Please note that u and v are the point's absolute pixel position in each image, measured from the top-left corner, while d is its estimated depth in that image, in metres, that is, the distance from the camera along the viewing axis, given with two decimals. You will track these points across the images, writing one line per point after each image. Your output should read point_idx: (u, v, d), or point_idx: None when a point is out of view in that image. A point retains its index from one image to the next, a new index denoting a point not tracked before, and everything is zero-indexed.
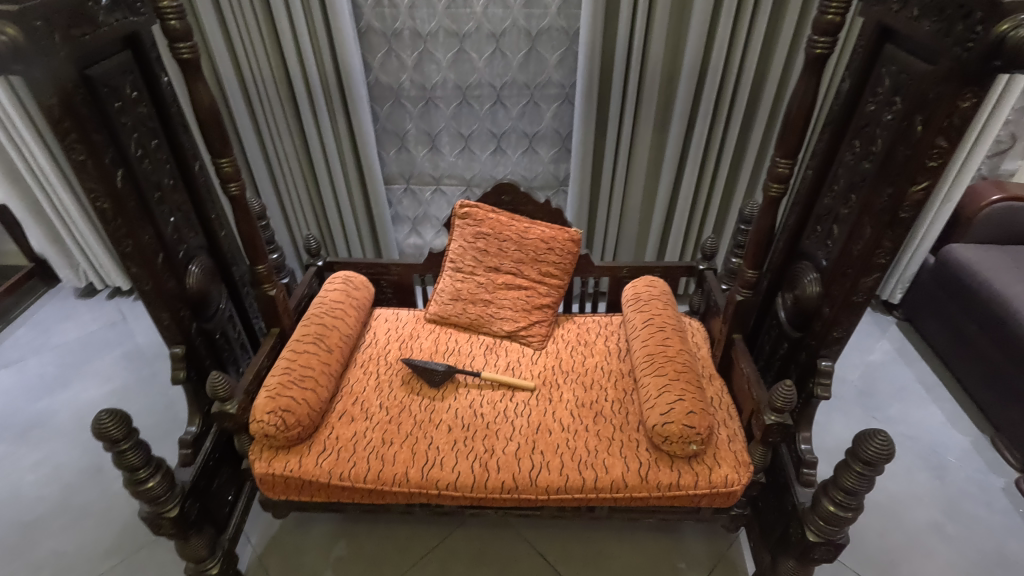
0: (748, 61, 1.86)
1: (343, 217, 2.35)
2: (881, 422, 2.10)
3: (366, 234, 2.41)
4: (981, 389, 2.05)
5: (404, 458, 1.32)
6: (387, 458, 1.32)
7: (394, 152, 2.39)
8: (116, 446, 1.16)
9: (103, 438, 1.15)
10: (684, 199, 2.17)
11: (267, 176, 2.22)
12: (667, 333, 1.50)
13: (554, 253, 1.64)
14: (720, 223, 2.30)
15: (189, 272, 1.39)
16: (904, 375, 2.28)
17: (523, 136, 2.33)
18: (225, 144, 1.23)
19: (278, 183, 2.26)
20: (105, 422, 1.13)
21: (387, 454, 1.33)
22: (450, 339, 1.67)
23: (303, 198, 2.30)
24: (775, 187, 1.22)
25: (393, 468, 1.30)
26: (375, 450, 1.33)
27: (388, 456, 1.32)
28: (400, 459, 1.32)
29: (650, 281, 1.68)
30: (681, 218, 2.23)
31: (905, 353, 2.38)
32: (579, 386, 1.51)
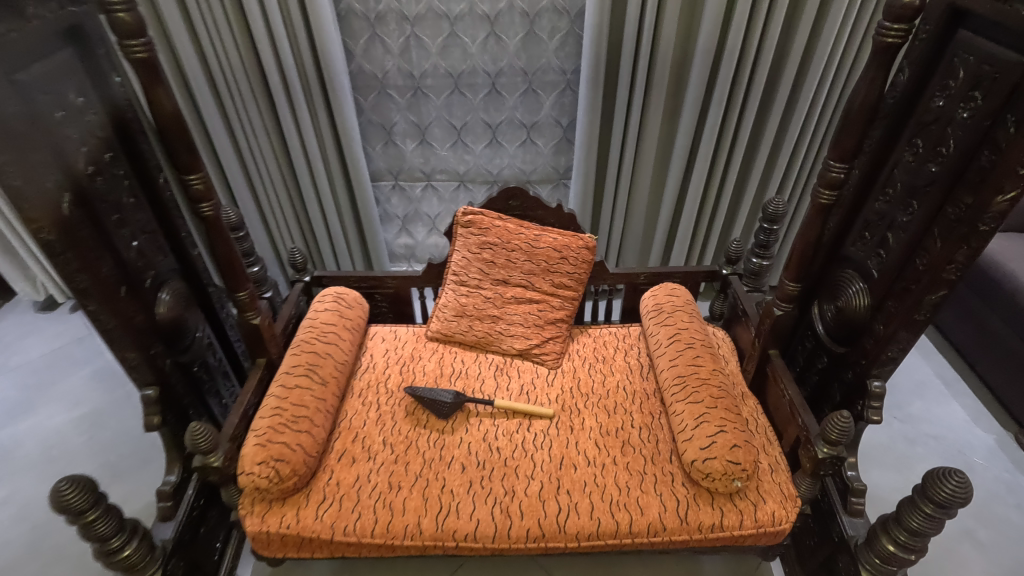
0: (768, 43, 1.70)
1: (328, 220, 2.16)
2: (903, 422, 2.02)
3: (353, 236, 2.23)
4: (1006, 386, 1.98)
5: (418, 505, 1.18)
6: (399, 505, 1.18)
7: (380, 147, 2.19)
8: (82, 517, 1.00)
9: (66, 511, 0.98)
10: (695, 194, 2.02)
11: (243, 178, 2.01)
12: (697, 351, 1.36)
13: (568, 262, 1.49)
14: (730, 217, 2.16)
15: (160, 300, 1.22)
16: (922, 370, 2.20)
17: (521, 127, 2.15)
18: (193, 158, 1.04)
19: (256, 185, 2.06)
20: (66, 492, 0.97)
21: (399, 502, 1.18)
22: (456, 360, 1.52)
23: (283, 201, 2.10)
24: (826, 193, 1.08)
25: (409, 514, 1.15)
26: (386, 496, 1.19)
27: (401, 502, 1.18)
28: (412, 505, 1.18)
29: (672, 289, 1.55)
30: (690, 215, 2.07)
31: (921, 346, 2.30)
32: (601, 410, 1.38)
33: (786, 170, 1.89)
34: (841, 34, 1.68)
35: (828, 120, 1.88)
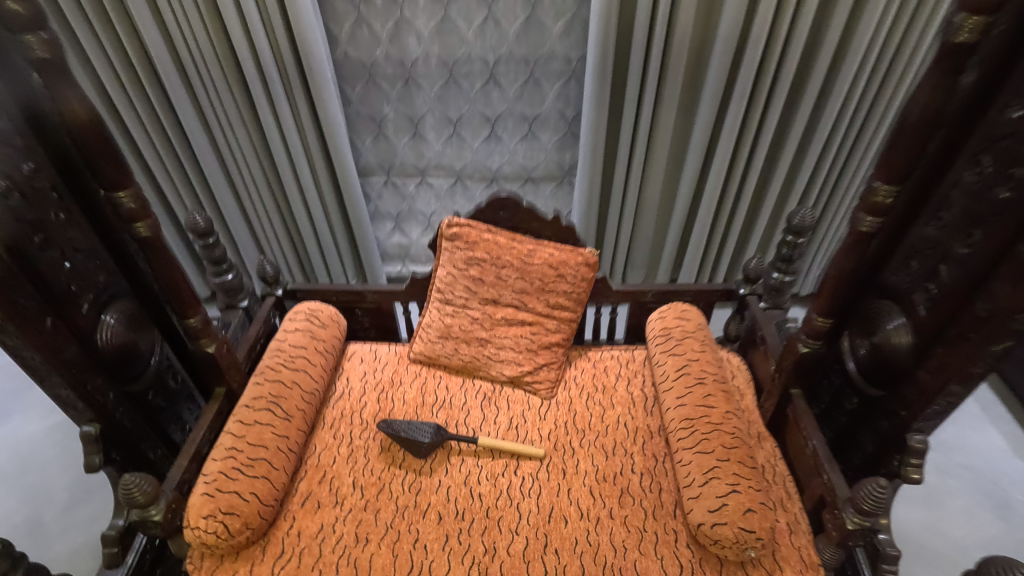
0: (801, 28, 1.47)
1: (314, 220, 1.99)
2: (934, 451, 1.84)
3: (342, 237, 2.07)
4: None
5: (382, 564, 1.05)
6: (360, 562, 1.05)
7: (370, 141, 2.03)
8: None
9: None
10: (711, 197, 1.81)
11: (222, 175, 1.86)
12: (709, 388, 1.20)
13: (565, 281, 1.33)
14: (750, 221, 1.95)
15: (103, 325, 1.08)
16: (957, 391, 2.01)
17: (521, 121, 1.97)
18: (121, 172, 0.90)
19: (236, 183, 1.90)
20: None
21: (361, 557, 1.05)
22: (440, 386, 1.38)
23: (266, 201, 1.94)
24: (867, 220, 0.91)
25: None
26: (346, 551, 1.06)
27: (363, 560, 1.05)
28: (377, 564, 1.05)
29: (683, 310, 1.38)
30: (704, 223, 1.87)
31: None
32: (598, 451, 1.23)
33: (816, 172, 1.67)
34: (884, 21, 1.46)
35: (865, 119, 1.66)
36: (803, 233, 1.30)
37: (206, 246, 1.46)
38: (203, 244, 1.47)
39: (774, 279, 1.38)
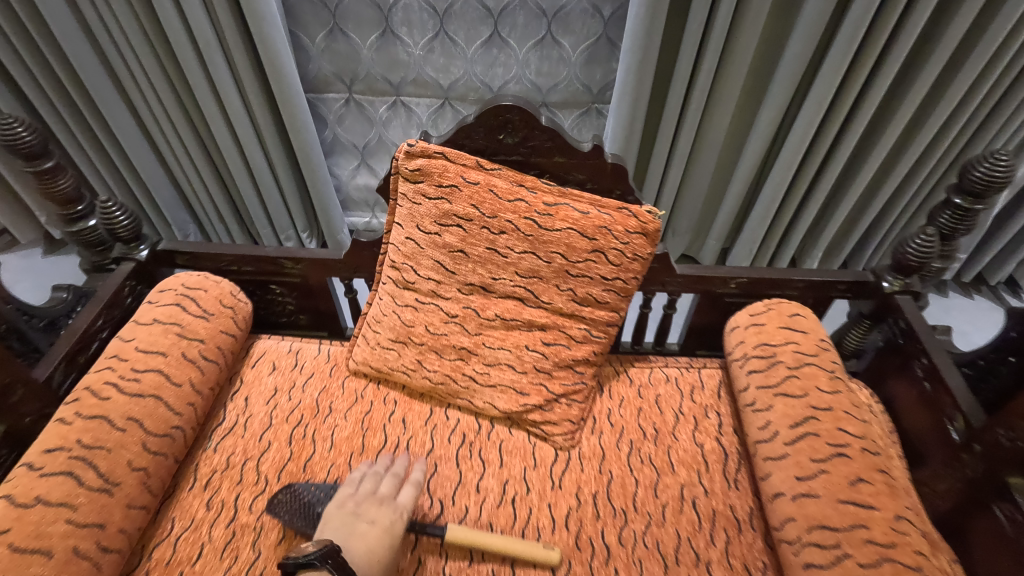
0: None
1: (246, 157, 1.32)
2: None
3: (290, 184, 1.41)
4: None
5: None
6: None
7: (322, 38, 1.43)
8: None
9: None
10: (798, 142, 1.17)
11: (103, 73, 1.18)
12: (859, 469, 0.67)
13: (605, 260, 0.78)
14: (840, 189, 1.32)
15: None
16: None
17: (537, 17, 1.37)
18: None
19: (125, 87, 1.21)
20: None
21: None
22: (392, 422, 0.86)
23: (181, 128, 1.26)
24: None
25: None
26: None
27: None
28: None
29: (791, 314, 0.85)
30: (779, 182, 1.24)
31: None
32: (652, 557, 0.72)
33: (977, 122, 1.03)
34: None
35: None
36: (984, 195, 0.82)
37: (39, 179, 0.86)
38: (35, 173, 0.86)
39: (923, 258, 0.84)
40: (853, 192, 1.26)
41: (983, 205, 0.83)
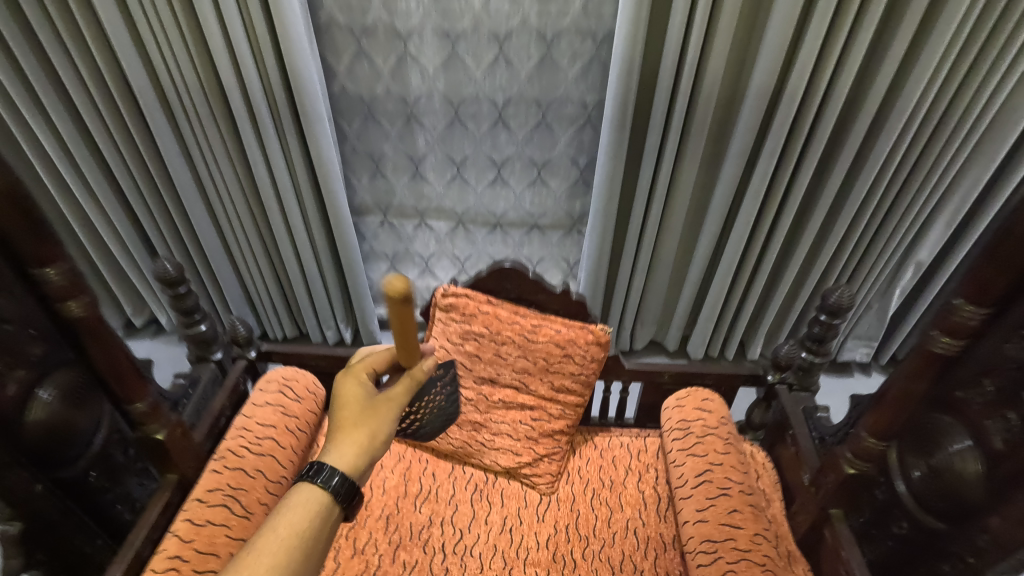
0: (840, 85, 1.29)
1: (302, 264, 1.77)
2: None
3: (332, 284, 1.83)
4: None
5: (273, 560, 0.62)
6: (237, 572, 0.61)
7: (367, 179, 1.83)
8: None
9: None
10: (731, 261, 1.61)
11: (204, 210, 1.66)
12: (735, 503, 1.04)
13: (573, 361, 1.17)
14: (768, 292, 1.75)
15: (36, 400, 0.94)
16: None
17: (530, 165, 1.75)
18: (54, 244, 0.76)
19: (218, 216, 1.68)
20: None
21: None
22: (425, 474, 1.21)
23: (255, 245, 1.73)
24: (946, 342, 0.74)
25: (265, 552, 0.62)
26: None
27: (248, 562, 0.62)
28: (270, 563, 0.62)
29: (704, 399, 1.22)
30: (721, 288, 1.68)
31: None
32: (604, 566, 1.07)
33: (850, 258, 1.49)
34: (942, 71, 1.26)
35: (924, 190, 1.45)
36: (838, 313, 1.16)
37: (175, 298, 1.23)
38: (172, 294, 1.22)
39: (804, 360, 1.22)
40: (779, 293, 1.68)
41: (842, 320, 1.18)
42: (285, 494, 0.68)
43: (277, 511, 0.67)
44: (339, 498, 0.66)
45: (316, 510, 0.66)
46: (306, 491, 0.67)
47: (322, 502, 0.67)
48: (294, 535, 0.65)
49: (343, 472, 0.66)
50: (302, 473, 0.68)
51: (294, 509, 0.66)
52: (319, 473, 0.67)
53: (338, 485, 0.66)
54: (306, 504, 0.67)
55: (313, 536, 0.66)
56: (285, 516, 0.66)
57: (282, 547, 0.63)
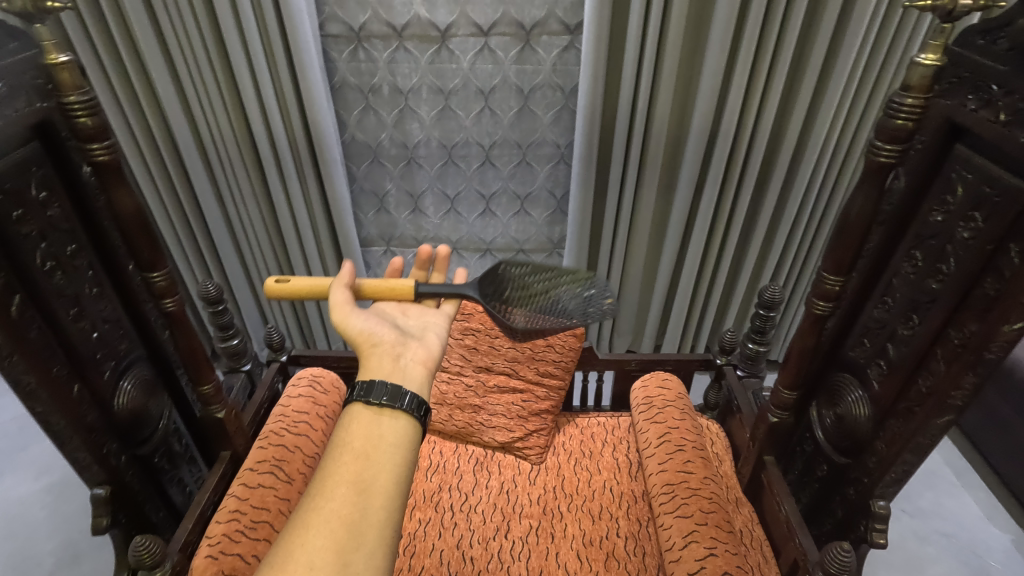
0: (763, 122, 1.60)
1: None
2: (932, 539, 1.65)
3: None
4: (1007, 471, 1.74)
5: (344, 465, 0.71)
6: (325, 483, 0.70)
7: (372, 214, 2.03)
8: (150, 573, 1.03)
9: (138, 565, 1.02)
10: (690, 270, 1.89)
11: (231, 244, 1.90)
12: (688, 455, 1.28)
13: (554, 350, 1.43)
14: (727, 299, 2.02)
15: (121, 390, 1.14)
16: (966, 501, 1.74)
17: (515, 198, 2.00)
18: (156, 255, 1.00)
19: (242, 248, 1.93)
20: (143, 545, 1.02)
21: (331, 489, 0.69)
22: (434, 451, 1.44)
23: (274, 272, 1.97)
24: (820, 304, 1.01)
25: (337, 462, 0.71)
26: (339, 538, 0.65)
27: (326, 473, 0.70)
28: (345, 465, 0.71)
29: (664, 379, 1.47)
30: (684, 296, 1.95)
31: (965, 474, 1.82)
32: (585, 515, 1.30)
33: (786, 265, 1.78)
34: (841, 112, 1.58)
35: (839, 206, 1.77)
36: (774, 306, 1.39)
37: (214, 313, 1.47)
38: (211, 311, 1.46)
39: (749, 349, 1.47)
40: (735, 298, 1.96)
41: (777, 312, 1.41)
42: (339, 425, 0.78)
43: (338, 435, 0.76)
44: (371, 399, 0.77)
45: (365, 420, 0.76)
46: (353, 412, 0.77)
47: (365, 411, 0.77)
48: (356, 444, 0.74)
49: (364, 381, 0.78)
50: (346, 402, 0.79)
51: (349, 429, 0.76)
52: (354, 395, 0.78)
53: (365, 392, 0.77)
54: (356, 418, 0.76)
55: (373, 436, 0.75)
56: (343, 434, 0.75)
57: (351, 453, 0.73)
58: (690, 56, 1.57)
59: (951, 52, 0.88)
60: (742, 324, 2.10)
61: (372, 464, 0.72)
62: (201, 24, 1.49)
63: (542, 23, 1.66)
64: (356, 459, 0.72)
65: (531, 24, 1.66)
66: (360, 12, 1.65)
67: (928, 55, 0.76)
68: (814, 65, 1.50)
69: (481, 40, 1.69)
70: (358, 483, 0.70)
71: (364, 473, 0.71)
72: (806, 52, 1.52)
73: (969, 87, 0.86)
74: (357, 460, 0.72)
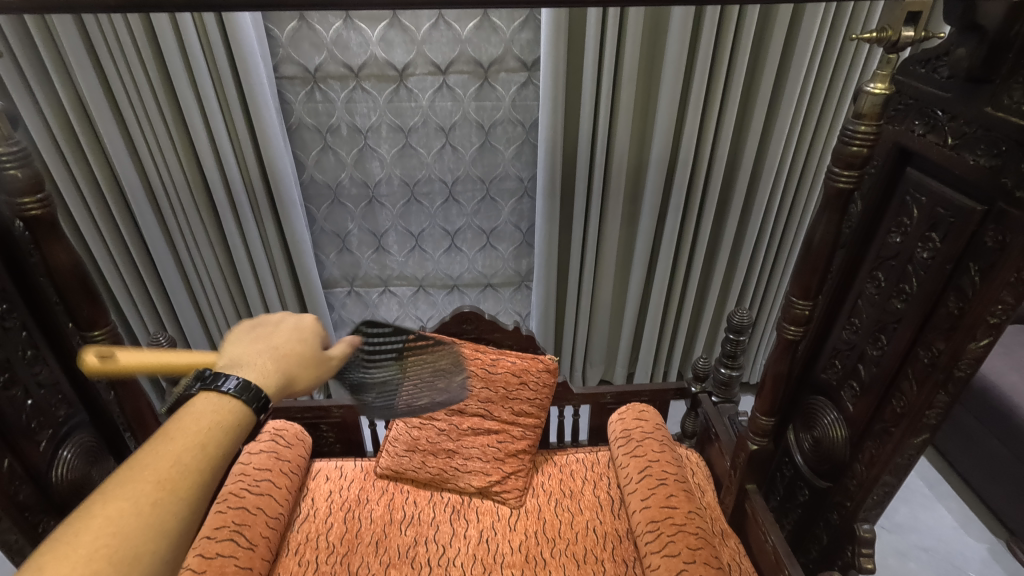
0: (720, 151, 1.64)
1: None
2: (917, 556, 1.64)
3: None
4: (976, 480, 1.76)
5: (175, 456, 0.61)
6: (134, 477, 0.59)
7: (334, 255, 1.98)
8: None
9: None
10: (659, 296, 1.90)
11: (183, 291, 1.81)
12: (671, 489, 1.25)
13: (528, 387, 1.40)
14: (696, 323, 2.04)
15: (59, 461, 1.05)
16: (941, 513, 1.76)
17: (480, 233, 1.98)
18: (97, 313, 0.93)
19: (197, 296, 1.84)
20: None
21: (151, 475, 0.59)
22: (407, 502, 1.37)
23: (230, 319, 1.89)
24: (792, 329, 1.00)
25: (162, 456, 0.60)
26: (125, 551, 0.54)
27: (139, 469, 0.59)
28: (166, 460, 0.60)
29: (641, 410, 1.45)
30: (654, 322, 1.96)
31: (937, 486, 1.84)
32: (569, 559, 1.24)
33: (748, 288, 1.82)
34: (793, 137, 1.63)
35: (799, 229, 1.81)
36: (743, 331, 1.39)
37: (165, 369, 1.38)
38: None
39: (722, 374, 1.46)
40: (704, 322, 1.98)
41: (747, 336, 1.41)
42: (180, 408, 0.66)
43: (177, 418, 0.65)
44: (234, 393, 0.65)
45: (212, 414, 0.65)
46: (207, 397, 0.66)
47: (217, 404, 0.65)
48: (191, 439, 0.63)
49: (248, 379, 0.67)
50: (202, 381, 0.67)
51: (199, 411, 0.65)
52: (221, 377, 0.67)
53: (241, 392, 0.65)
54: (209, 407, 0.65)
55: (215, 437, 0.65)
56: (181, 421, 0.64)
57: (181, 448, 0.62)
58: (645, 88, 1.60)
59: (896, 82, 0.91)
60: (711, 349, 2.10)
61: (199, 469, 0.62)
62: (149, 68, 1.44)
63: (499, 60, 1.67)
64: (183, 458, 0.61)
65: (488, 61, 1.67)
66: (315, 54, 1.63)
67: (877, 84, 0.78)
68: (763, 96, 1.56)
69: (438, 78, 1.69)
70: (174, 493, 0.59)
71: (188, 481, 0.61)
72: (755, 83, 1.57)
73: (915, 113, 0.89)
74: (186, 458, 0.61)
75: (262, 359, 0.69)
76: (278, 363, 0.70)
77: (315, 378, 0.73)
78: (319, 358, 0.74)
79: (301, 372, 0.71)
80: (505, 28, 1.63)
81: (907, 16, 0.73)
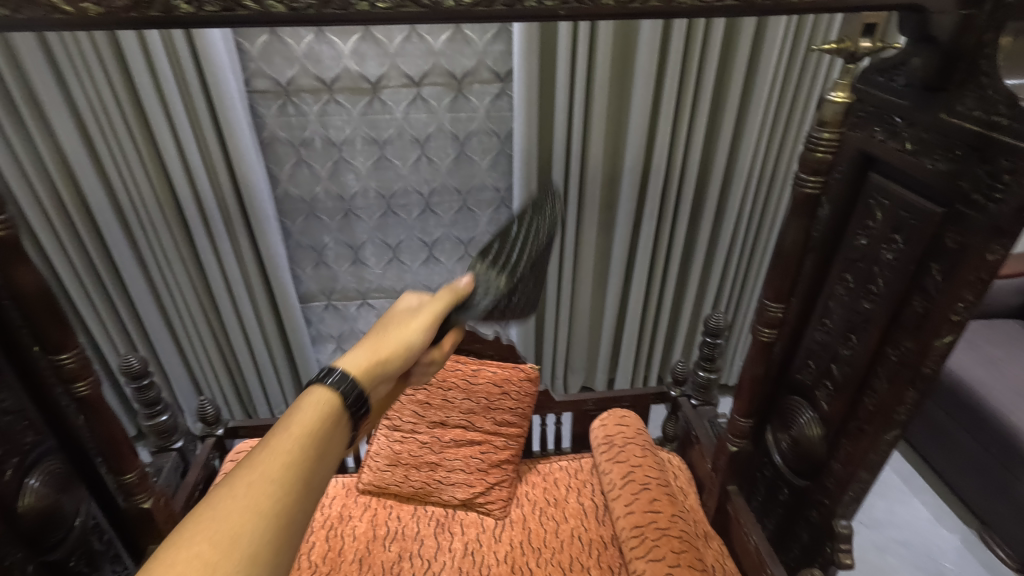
0: (691, 158, 1.67)
1: (253, 350, 1.90)
2: (894, 550, 1.68)
3: (282, 365, 1.97)
4: (948, 472, 1.81)
5: (287, 453, 0.59)
6: (247, 476, 0.57)
7: (311, 269, 1.96)
8: None
9: None
10: (636, 302, 1.92)
11: (155, 310, 1.77)
12: (654, 493, 1.26)
13: (509, 397, 1.40)
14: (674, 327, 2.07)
15: (26, 489, 1.01)
16: (916, 506, 1.80)
17: (458, 243, 1.98)
18: (66, 336, 0.90)
19: (169, 314, 1.80)
20: None
21: (266, 472, 0.57)
22: (390, 517, 1.36)
23: (205, 337, 1.85)
24: (766, 331, 1.02)
25: (277, 452, 0.59)
26: (242, 549, 0.51)
27: (256, 465, 0.57)
28: (281, 456, 0.59)
29: (622, 415, 1.46)
30: (632, 327, 1.98)
31: (911, 479, 1.89)
32: (555, 568, 1.24)
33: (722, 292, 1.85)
34: (762, 144, 1.67)
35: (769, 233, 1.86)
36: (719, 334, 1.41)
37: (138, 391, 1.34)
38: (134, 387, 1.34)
39: (701, 377, 1.48)
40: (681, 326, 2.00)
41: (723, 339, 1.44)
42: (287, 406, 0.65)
43: (286, 414, 0.64)
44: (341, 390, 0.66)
45: (324, 411, 0.65)
46: (315, 392, 0.66)
47: (326, 402, 0.65)
48: (302, 434, 0.61)
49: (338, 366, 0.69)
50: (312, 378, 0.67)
51: (309, 406, 0.64)
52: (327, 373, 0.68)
53: (338, 384, 0.66)
54: (316, 403, 0.65)
55: (323, 435, 0.64)
56: (291, 418, 0.63)
57: (293, 444, 0.60)
58: (617, 98, 1.63)
59: (857, 91, 0.95)
60: (690, 352, 2.13)
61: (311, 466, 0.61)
62: (116, 84, 1.41)
63: (473, 72, 1.68)
64: (295, 454, 0.60)
65: (462, 73, 1.68)
66: (287, 67, 1.62)
67: (839, 93, 0.80)
68: (731, 104, 1.59)
69: (412, 91, 1.70)
70: (292, 491, 0.57)
71: (298, 480, 0.59)
72: (723, 91, 1.61)
73: (875, 120, 0.93)
74: (298, 453, 0.60)
75: (359, 353, 0.73)
76: (371, 351, 0.74)
77: (407, 351, 0.77)
78: (409, 330, 0.79)
79: (393, 354, 0.76)
80: (477, 40, 1.64)
81: (864, 28, 0.76)
